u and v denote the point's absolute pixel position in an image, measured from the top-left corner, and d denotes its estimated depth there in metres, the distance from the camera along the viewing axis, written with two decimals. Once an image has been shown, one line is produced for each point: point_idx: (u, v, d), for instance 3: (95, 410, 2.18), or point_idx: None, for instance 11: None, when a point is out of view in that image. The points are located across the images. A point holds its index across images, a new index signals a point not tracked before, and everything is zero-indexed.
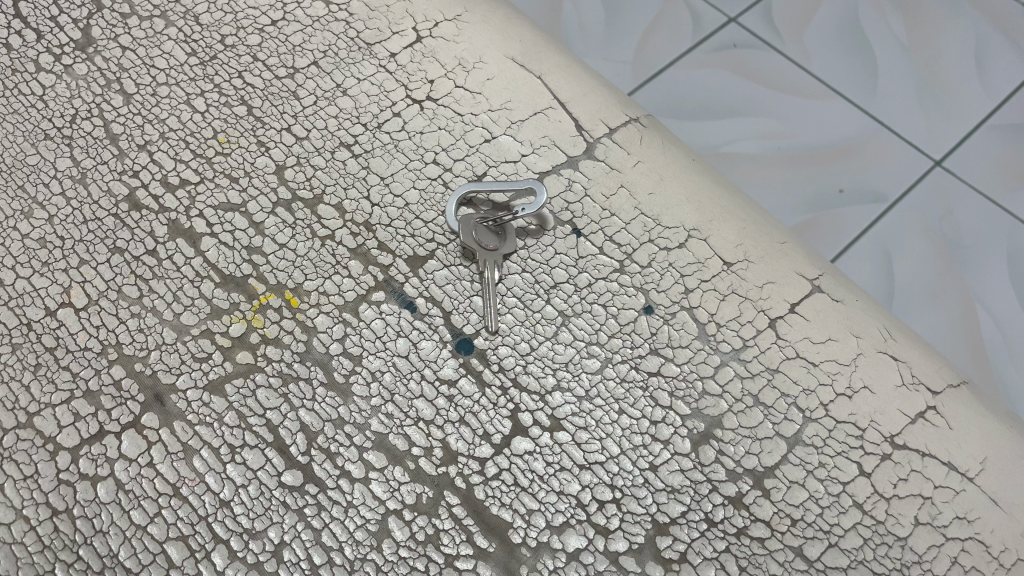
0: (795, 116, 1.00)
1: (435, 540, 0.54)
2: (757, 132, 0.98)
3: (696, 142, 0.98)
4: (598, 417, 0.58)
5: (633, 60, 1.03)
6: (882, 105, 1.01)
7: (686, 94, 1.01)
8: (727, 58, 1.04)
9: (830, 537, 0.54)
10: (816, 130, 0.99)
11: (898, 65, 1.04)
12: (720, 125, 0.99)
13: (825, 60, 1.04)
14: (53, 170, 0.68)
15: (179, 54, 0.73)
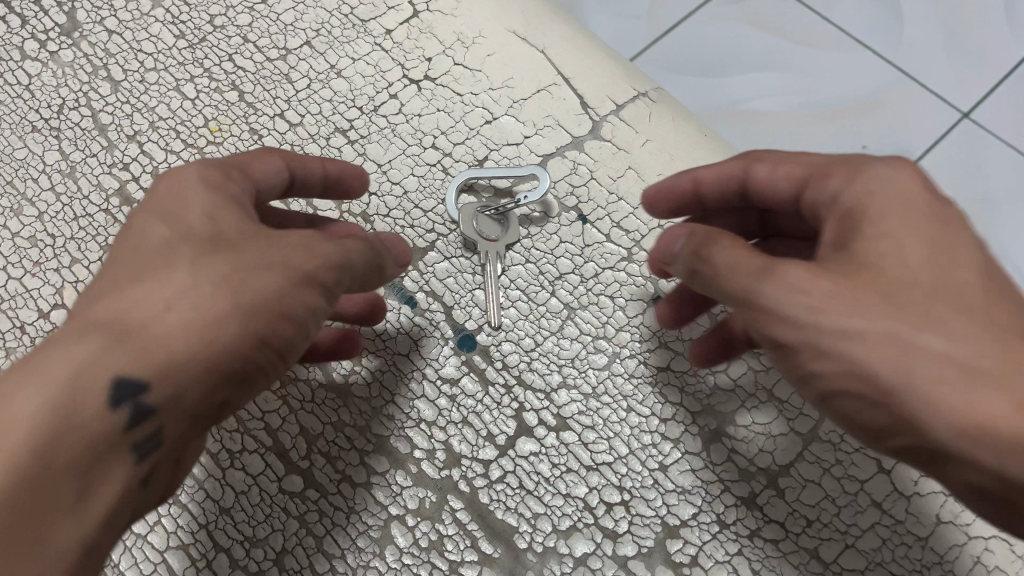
0: (818, 71, 0.95)
1: (439, 547, 0.53)
2: (773, 91, 0.94)
3: (707, 101, 0.94)
4: (606, 416, 0.56)
5: (647, 17, 0.98)
6: (905, 57, 0.96)
7: (697, 50, 0.96)
8: (746, 8, 0.98)
9: (847, 538, 0.53)
10: (840, 85, 0.95)
11: (925, 8, 0.97)
12: (741, 84, 0.94)
13: (849, 7, 0.98)
14: (41, 164, 0.66)
15: (167, 37, 0.70)
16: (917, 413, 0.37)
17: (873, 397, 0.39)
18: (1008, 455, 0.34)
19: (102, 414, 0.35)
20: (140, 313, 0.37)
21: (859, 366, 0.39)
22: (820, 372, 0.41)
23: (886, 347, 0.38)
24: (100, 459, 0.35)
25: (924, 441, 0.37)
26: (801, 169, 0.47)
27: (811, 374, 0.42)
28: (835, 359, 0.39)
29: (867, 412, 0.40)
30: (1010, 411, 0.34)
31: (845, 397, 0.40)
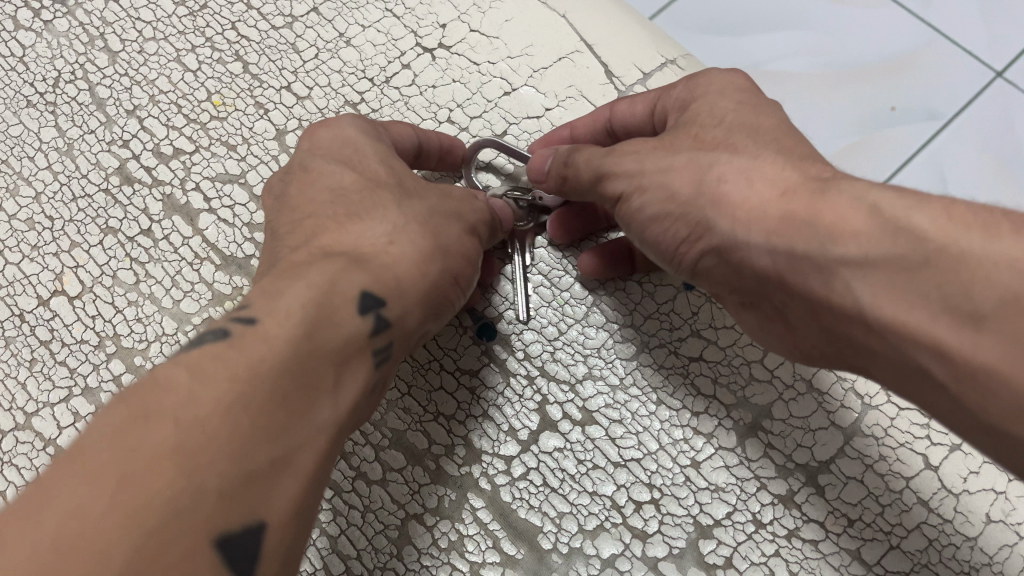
0: (841, 26, 0.81)
1: (459, 547, 0.50)
2: (792, 41, 0.81)
3: (717, 58, 0.81)
4: (635, 409, 0.53)
5: None
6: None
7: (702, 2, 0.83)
8: None
9: (890, 539, 0.50)
10: (866, 41, 0.81)
11: None
12: (758, 46, 0.81)
13: None
14: (38, 142, 0.62)
15: (166, 4, 0.66)
16: (722, 224, 0.40)
17: (686, 221, 0.42)
18: (799, 242, 0.36)
19: (352, 317, 0.37)
20: (364, 245, 0.41)
21: (669, 202, 0.43)
22: (644, 217, 0.45)
23: (687, 177, 0.42)
24: (350, 360, 0.37)
25: (733, 250, 0.40)
26: (654, 93, 0.52)
27: (642, 221, 0.45)
28: (656, 198, 0.43)
29: (690, 246, 0.43)
30: (794, 206, 0.37)
31: (670, 236, 0.44)
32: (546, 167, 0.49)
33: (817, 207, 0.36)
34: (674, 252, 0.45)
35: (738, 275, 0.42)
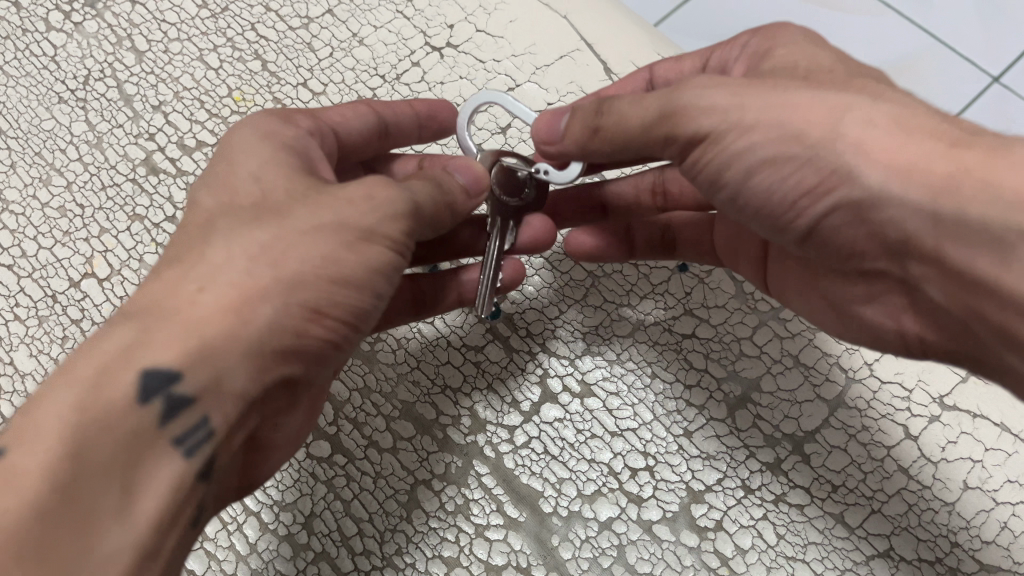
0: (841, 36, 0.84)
1: (465, 511, 0.53)
2: None
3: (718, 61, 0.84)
4: (630, 382, 0.56)
5: None
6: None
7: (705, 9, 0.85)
8: None
9: (872, 503, 0.53)
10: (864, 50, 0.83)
11: None
12: None
13: None
14: (69, 135, 0.66)
15: (189, 7, 0.70)
16: (868, 179, 0.38)
17: (806, 172, 0.40)
18: (969, 205, 0.36)
19: (129, 411, 0.34)
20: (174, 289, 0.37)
21: (785, 143, 0.40)
22: (749, 164, 0.42)
23: (819, 116, 0.39)
24: (138, 465, 0.34)
25: (871, 206, 0.39)
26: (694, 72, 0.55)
27: (745, 166, 0.42)
28: (770, 135, 0.40)
29: (803, 196, 0.41)
30: (962, 164, 0.36)
31: (782, 185, 0.42)
32: (563, 126, 0.46)
33: (990, 172, 0.36)
34: (781, 206, 0.43)
35: (863, 234, 0.41)
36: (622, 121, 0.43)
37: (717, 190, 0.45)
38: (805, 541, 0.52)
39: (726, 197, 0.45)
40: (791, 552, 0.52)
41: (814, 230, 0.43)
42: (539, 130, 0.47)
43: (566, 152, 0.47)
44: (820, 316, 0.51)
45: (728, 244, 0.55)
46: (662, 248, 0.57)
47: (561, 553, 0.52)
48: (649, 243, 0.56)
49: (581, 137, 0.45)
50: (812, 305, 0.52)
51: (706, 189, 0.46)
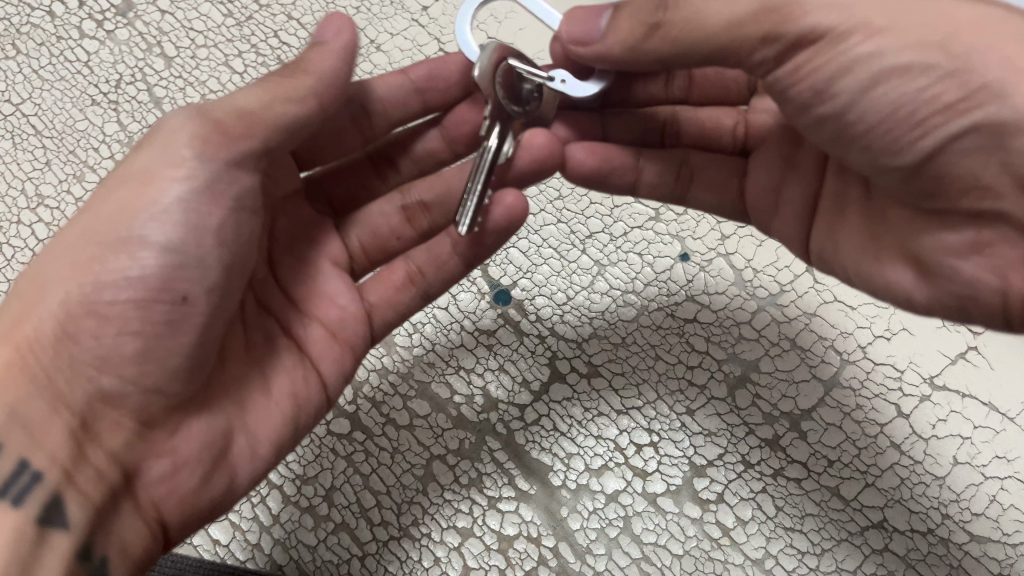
0: None
1: (478, 484, 0.56)
2: None
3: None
4: (635, 363, 0.59)
5: None
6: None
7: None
8: None
9: (866, 477, 0.55)
10: None
11: None
12: None
13: None
14: (102, 135, 0.69)
15: (216, 16, 0.74)
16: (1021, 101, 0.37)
17: (945, 83, 0.39)
18: None
19: None
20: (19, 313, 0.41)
21: (920, 48, 0.39)
22: (874, 71, 0.40)
23: (969, 23, 0.39)
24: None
25: (1015, 130, 0.38)
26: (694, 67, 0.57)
27: (871, 72, 0.40)
28: (899, 39, 0.39)
29: (931, 111, 0.40)
30: None
31: (911, 97, 0.40)
32: (603, 27, 0.45)
33: None
34: (903, 123, 0.41)
35: (989, 171, 0.40)
36: (702, 18, 0.41)
37: (821, 103, 0.43)
38: (803, 512, 0.55)
39: (832, 111, 0.43)
40: (789, 523, 0.54)
41: (935, 156, 0.41)
42: (574, 32, 0.46)
43: (608, 54, 0.45)
44: (893, 269, 0.49)
45: (761, 206, 0.57)
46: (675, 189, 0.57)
47: (570, 524, 0.55)
48: (662, 178, 0.56)
49: (633, 34, 0.43)
50: (883, 253, 0.49)
51: (803, 109, 0.44)
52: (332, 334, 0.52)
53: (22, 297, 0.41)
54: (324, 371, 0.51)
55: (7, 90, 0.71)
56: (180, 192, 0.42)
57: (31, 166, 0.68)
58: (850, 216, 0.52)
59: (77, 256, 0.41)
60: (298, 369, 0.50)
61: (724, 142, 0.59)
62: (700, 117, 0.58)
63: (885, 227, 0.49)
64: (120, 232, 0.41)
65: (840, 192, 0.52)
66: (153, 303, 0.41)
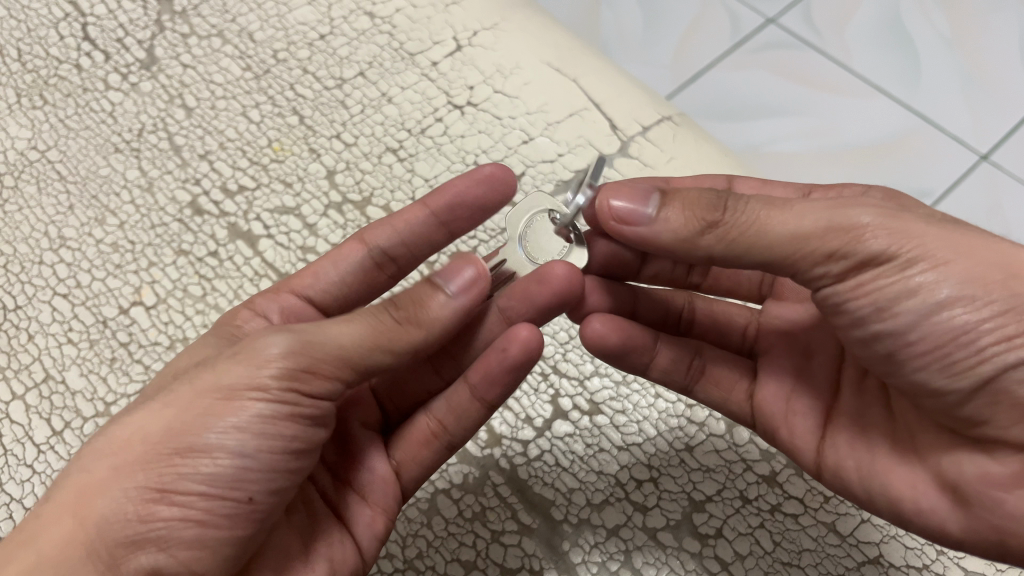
0: (840, 118, 0.86)
1: (481, 518, 0.57)
2: (792, 128, 0.86)
3: (720, 119, 0.86)
4: (636, 402, 0.61)
5: (672, 65, 0.89)
6: (925, 50, 0.89)
7: (703, 68, 0.89)
8: (767, 60, 0.89)
9: (862, 513, 0.57)
10: (861, 128, 0.86)
11: (938, 60, 0.89)
12: (765, 128, 0.86)
13: (866, 57, 0.89)
14: (123, 180, 0.71)
15: (236, 70, 0.77)
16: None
17: (1009, 323, 0.38)
18: None
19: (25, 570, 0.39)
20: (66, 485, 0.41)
21: (982, 283, 0.38)
22: (939, 299, 0.39)
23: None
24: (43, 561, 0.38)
25: None
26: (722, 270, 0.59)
27: (934, 300, 0.39)
28: (961, 273, 0.39)
29: (991, 340, 0.38)
30: None
31: (971, 327, 0.38)
32: (651, 213, 0.44)
33: None
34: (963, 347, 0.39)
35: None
36: (762, 228, 0.41)
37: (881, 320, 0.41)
38: (800, 548, 0.56)
39: (892, 330, 0.41)
40: (787, 558, 0.55)
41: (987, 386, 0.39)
42: (623, 206, 0.45)
43: (654, 239, 0.44)
44: (926, 495, 0.43)
45: (771, 417, 0.52)
46: (686, 372, 0.54)
47: (572, 557, 0.55)
48: (676, 365, 0.54)
49: (688, 228, 0.43)
50: (917, 472, 0.44)
51: (858, 323, 0.42)
52: (363, 497, 0.49)
53: (86, 479, 0.40)
54: (358, 536, 0.48)
55: (34, 138, 0.73)
56: (264, 408, 0.39)
57: (54, 210, 0.70)
58: (874, 433, 0.47)
59: (140, 459, 0.39)
60: (334, 534, 0.47)
61: (732, 343, 0.58)
62: (714, 308, 0.58)
63: (918, 451, 0.44)
64: (185, 440, 0.39)
65: (863, 411, 0.49)
66: (223, 500, 0.39)
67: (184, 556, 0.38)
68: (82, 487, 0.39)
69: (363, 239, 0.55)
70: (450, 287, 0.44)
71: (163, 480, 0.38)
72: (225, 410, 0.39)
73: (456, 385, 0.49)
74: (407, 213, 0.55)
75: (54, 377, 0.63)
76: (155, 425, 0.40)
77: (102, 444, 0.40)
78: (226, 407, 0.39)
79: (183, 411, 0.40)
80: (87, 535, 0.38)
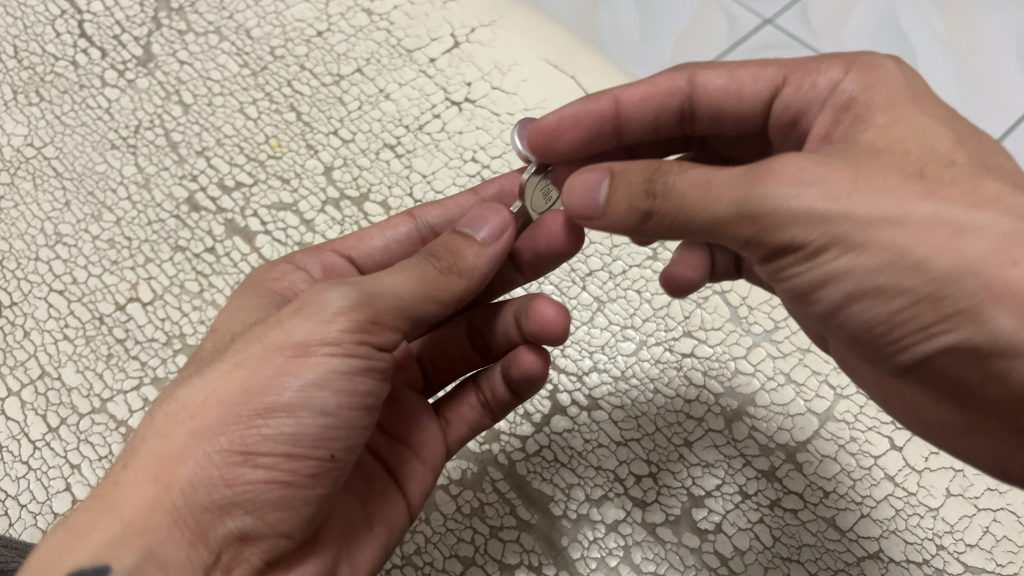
0: None
1: (480, 513, 0.57)
2: None
3: None
4: (634, 397, 0.60)
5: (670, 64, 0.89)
6: (922, 48, 0.89)
7: None
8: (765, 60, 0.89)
9: (862, 508, 0.57)
10: None
11: (936, 61, 0.89)
12: None
13: None
14: (120, 176, 0.71)
15: (232, 66, 0.76)
16: (997, 324, 0.34)
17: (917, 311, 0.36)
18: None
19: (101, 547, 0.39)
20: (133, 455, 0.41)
21: (892, 270, 0.35)
22: (846, 291, 0.37)
23: (943, 240, 0.34)
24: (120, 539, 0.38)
25: (995, 355, 0.34)
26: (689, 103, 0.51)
27: (844, 289, 0.37)
28: (875, 259, 0.35)
29: (907, 331, 0.37)
30: None
31: (883, 320, 0.37)
32: (600, 203, 0.44)
33: None
34: (879, 339, 0.38)
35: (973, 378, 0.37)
36: (687, 209, 0.39)
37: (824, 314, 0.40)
38: (800, 543, 0.56)
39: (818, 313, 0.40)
40: (787, 554, 0.55)
41: (916, 366, 0.39)
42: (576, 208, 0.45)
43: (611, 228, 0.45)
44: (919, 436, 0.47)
45: None
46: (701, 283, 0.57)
47: (570, 553, 0.55)
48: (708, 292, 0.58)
49: (630, 215, 0.42)
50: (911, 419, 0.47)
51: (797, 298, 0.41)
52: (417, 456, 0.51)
53: (163, 444, 0.40)
54: (410, 493, 0.50)
55: (30, 134, 0.73)
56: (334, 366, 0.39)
57: (50, 206, 0.70)
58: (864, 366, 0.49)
59: (225, 421, 0.39)
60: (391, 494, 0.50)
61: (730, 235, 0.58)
62: None
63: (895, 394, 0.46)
64: (265, 400, 0.39)
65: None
66: (307, 459, 0.39)
67: (270, 517, 0.40)
68: (162, 454, 0.40)
69: (412, 215, 0.57)
70: (481, 234, 0.45)
71: (246, 443, 0.39)
72: (299, 368, 0.39)
73: (495, 372, 0.53)
74: (459, 199, 0.58)
75: (50, 373, 0.63)
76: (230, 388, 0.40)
77: (176, 408, 0.41)
78: (294, 363, 0.39)
79: (254, 371, 0.40)
80: (173, 500, 0.39)
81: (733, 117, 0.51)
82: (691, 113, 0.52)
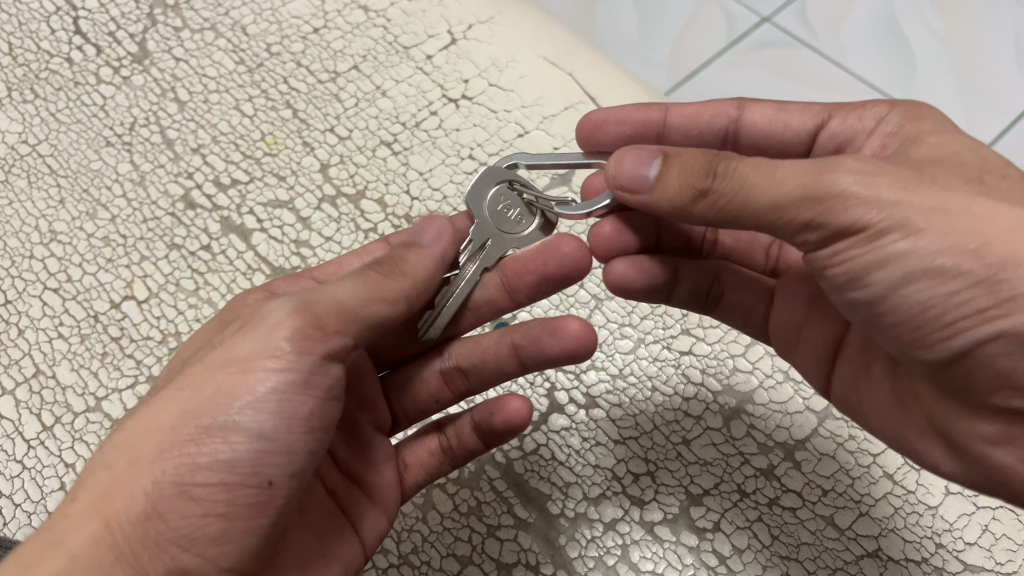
0: None
1: (477, 512, 0.56)
2: None
3: None
4: (632, 395, 0.60)
5: (667, 61, 0.89)
6: (922, 50, 0.89)
7: (699, 65, 0.89)
8: (764, 58, 0.89)
9: (861, 506, 0.56)
10: None
11: (933, 61, 0.89)
12: None
13: (860, 57, 0.89)
14: (115, 174, 0.71)
15: (228, 63, 0.76)
16: None
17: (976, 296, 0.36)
18: None
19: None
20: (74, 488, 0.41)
21: (957, 253, 0.36)
22: (904, 272, 0.37)
23: (1003, 231, 0.36)
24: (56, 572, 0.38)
25: None
26: (734, 130, 0.53)
27: (902, 272, 0.37)
28: (939, 242, 0.36)
29: (961, 314, 0.37)
30: None
31: (940, 302, 0.37)
32: (653, 175, 0.41)
33: None
34: (931, 322, 0.38)
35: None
36: (748, 192, 0.38)
37: (854, 287, 0.40)
38: (798, 541, 0.55)
39: (865, 299, 0.40)
40: (785, 552, 0.55)
41: (964, 358, 0.39)
42: (626, 172, 0.41)
43: (653, 207, 0.42)
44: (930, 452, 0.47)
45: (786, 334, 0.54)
46: (703, 299, 0.56)
47: (569, 552, 0.55)
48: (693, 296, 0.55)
49: (681, 195, 0.40)
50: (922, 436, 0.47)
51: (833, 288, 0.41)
52: (370, 498, 0.51)
53: (108, 473, 0.40)
54: (364, 534, 0.50)
55: (24, 131, 0.72)
56: (275, 385, 0.40)
57: (45, 203, 0.69)
58: (876, 372, 0.48)
59: (165, 446, 0.39)
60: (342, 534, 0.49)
61: (755, 263, 0.56)
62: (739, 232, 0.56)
63: (917, 395, 0.46)
64: (203, 423, 0.39)
65: (867, 347, 0.49)
66: (244, 487, 0.39)
67: (211, 553, 0.39)
68: (107, 482, 0.39)
69: (389, 240, 0.56)
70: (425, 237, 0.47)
71: (182, 470, 0.39)
72: (242, 391, 0.39)
73: (462, 418, 0.53)
74: None
75: (44, 372, 0.63)
76: (172, 417, 0.40)
77: (122, 437, 0.41)
78: (239, 384, 0.40)
79: (197, 396, 0.40)
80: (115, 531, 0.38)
81: (774, 149, 0.53)
82: (733, 142, 0.54)
